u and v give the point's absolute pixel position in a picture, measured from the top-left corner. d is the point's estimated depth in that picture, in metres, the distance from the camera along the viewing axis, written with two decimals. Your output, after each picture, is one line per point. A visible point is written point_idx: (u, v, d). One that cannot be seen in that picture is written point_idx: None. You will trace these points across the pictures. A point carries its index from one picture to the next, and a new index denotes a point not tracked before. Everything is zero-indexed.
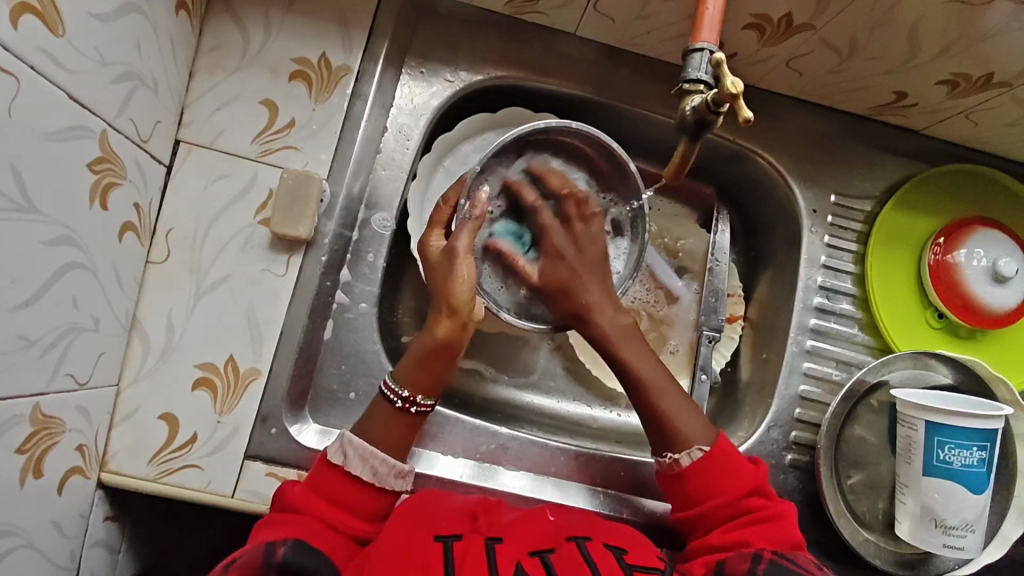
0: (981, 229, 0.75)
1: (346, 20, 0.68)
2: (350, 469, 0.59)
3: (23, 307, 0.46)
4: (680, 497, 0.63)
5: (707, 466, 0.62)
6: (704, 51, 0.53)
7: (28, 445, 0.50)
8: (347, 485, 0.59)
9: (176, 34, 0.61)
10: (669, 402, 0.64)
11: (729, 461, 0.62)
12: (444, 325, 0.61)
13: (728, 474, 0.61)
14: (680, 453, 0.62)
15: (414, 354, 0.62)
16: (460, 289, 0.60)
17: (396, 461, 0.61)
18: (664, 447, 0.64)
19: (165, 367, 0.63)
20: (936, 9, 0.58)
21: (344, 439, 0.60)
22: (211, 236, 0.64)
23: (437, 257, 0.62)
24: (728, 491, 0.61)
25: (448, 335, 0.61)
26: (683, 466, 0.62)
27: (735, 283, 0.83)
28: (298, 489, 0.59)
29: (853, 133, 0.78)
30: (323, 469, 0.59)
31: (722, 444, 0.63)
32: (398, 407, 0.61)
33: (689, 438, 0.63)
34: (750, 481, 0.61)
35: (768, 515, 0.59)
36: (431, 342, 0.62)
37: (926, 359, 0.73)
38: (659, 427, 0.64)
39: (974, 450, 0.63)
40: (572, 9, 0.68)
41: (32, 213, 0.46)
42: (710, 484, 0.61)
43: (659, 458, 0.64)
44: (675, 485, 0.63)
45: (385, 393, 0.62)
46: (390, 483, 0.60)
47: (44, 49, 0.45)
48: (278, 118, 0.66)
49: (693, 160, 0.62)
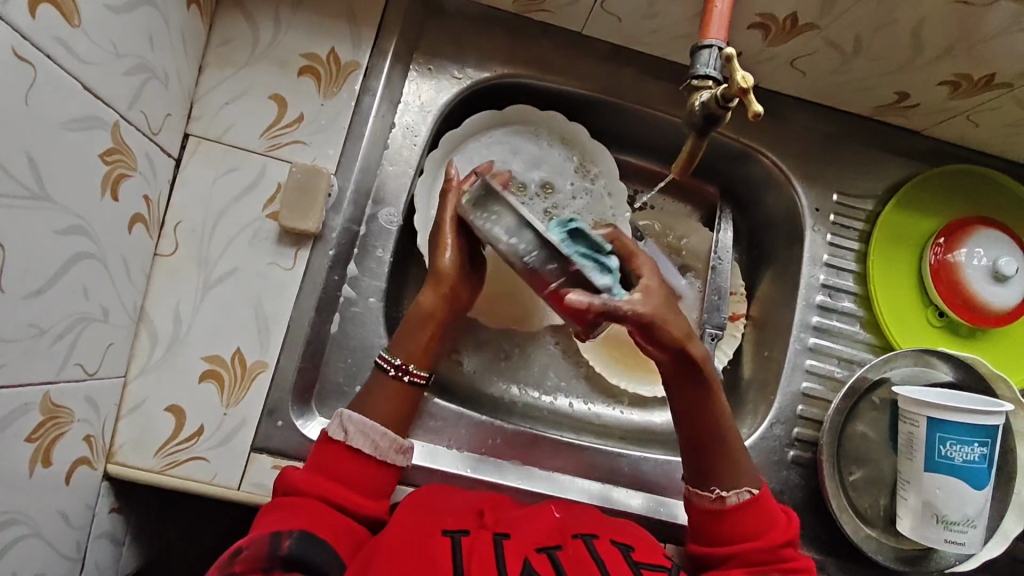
0: (982, 229, 0.75)
1: (355, 17, 0.69)
2: (353, 443, 0.60)
3: (35, 294, 0.47)
4: (712, 534, 0.62)
5: (751, 511, 0.62)
6: (713, 48, 0.53)
7: (38, 433, 0.50)
8: (352, 462, 0.59)
9: (187, 28, 0.62)
10: (734, 441, 0.65)
11: (771, 510, 0.62)
12: (429, 292, 0.65)
13: (767, 519, 0.62)
14: (728, 491, 0.62)
15: (404, 325, 0.65)
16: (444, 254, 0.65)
17: (396, 435, 0.62)
18: (713, 482, 0.63)
19: (172, 360, 0.63)
20: (939, 10, 0.59)
21: (345, 415, 0.61)
22: (220, 229, 0.65)
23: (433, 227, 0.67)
24: (766, 538, 0.60)
25: (432, 305, 0.65)
26: (727, 504, 0.62)
27: (738, 281, 0.83)
28: (302, 472, 0.59)
29: (855, 134, 0.79)
30: (324, 447, 0.60)
31: (765, 493, 0.64)
32: (390, 374, 0.63)
33: (740, 480, 0.63)
34: (789, 529, 0.61)
35: (801, 568, 0.59)
36: (414, 310, 0.65)
37: (928, 357, 0.73)
38: (715, 462, 0.64)
39: (975, 446, 0.64)
40: (579, 7, 0.69)
41: (45, 201, 0.46)
42: (747, 527, 0.61)
43: (701, 494, 0.63)
44: (711, 522, 0.63)
45: (379, 363, 0.64)
46: (391, 458, 0.61)
47: (60, 38, 0.45)
48: (287, 113, 0.67)
49: (701, 153, 0.57)
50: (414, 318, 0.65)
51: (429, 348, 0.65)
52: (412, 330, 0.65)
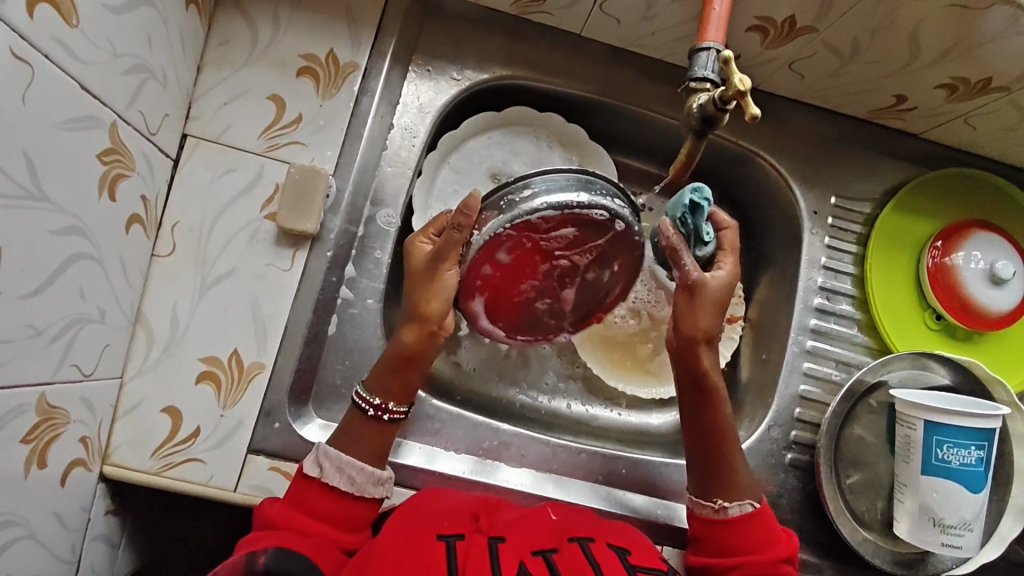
0: (978, 232, 0.76)
1: (353, 18, 0.69)
2: (328, 480, 0.59)
3: (31, 295, 0.46)
4: (715, 547, 0.62)
5: (752, 523, 0.61)
6: (711, 50, 0.53)
7: (33, 434, 0.50)
8: (328, 497, 0.59)
9: (186, 28, 0.61)
10: (736, 448, 0.64)
11: (770, 522, 0.62)
12: (414, 332, 0.62)
13: (769, 534, 0.61)
14: (731, 503, 0.62)
15: (384, 363, 0.63)
16: (434, 301, 0.62)
17: (374, 468, 0.61)
18: (715, 491, 0.63)
19: (169, 361, 0.63)
20: (937, 14, 0.59)
21: (320, 451, 0.61)
22: (217, 230, 0.64)
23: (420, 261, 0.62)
24: (767, 552, 0.60)
25: (415, 344, 0.62)
26: (730, 516, 0.62)
27: (736, 284, 0.83)
28: (278, 506, 0.58)
29: (853, 137, 0.79)
30: (301, 483, 0.59)
31: (768, 508, 0.63)
32: (369, 414, 0.62)
33: (741, 492, 0.63)
34: (789, 545, 0.61)
35: None
36: (396, 349, 0.63)
37: (924, 359, 0.73)
38: (717, 467, 0.64)
39: (972, 449, 0.64)
40: (578, 9, 0.69)
41: (42, 201, 0.46)
42: (750, 539, 0.61)
43: (704, 503, 0.63)
44: (714, 534, 0.62)
45: (356, 402, 0.63)
46: (369, 491, 0.60)
47: (58, 38, 0.45)
48: (285, 114, 0.67)
49: (699, 155, 0.58)
50: (395, 358, 0.63)
51: (410, 385, 0.64)
52: (393, 367, 0.63)
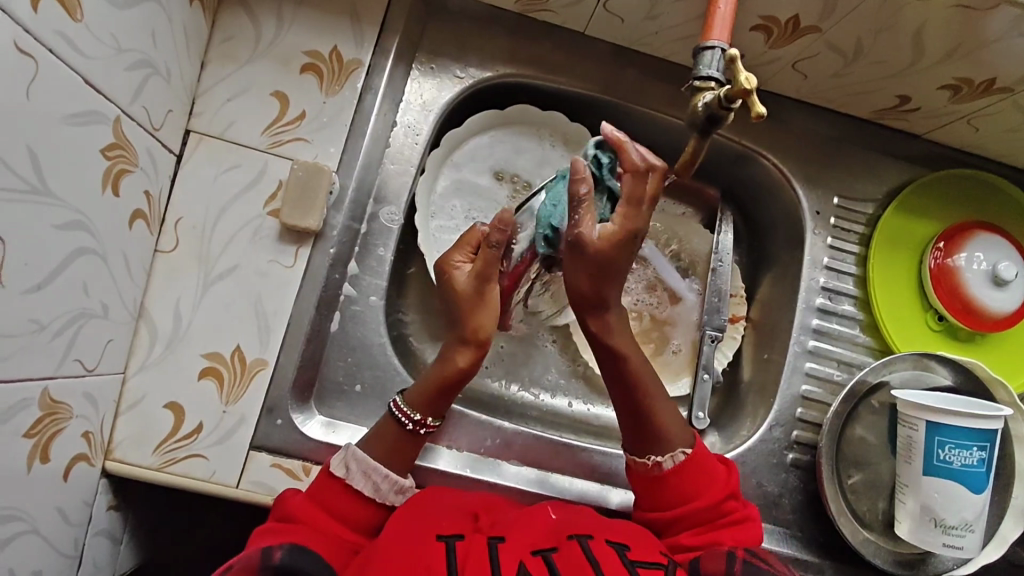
0: (981, 233, 0.76)
1: (357, 15, 0.69)
2: (353, 483, 0.61)
3: (35, 289, 0.46)
4: (656, 499, 0.64)
5: (689, 470, 0.63)
6: (716, 49, 0.53)
7: (37, 429, 0.50)
8: (348, 498, 0.60)
9: (190, 24, 0.61)
10: (659, 398, 0.65)
11: (707, 463, 0.64)
12: (467, 356, 0.64)
13: (705, 478, 0.63)
14: (663, 456, 0.64)
15: (429, 381, 0.64)
16: (487, 320, 0.64)
17: (397, 476, 0.62)
18: (648, 449, 0.64)
19: (172, 357, 0.63)
20: (940, 15, 0.59)
21: (348, 453, 0.62)
22: (220, 226, 0.65)
23: (465, 289, 0.63)
24: (708, 495, 0.62)
25: (469, 364, 0.64)
26: (664, 469, 0.64)
27: (738, 284, 0.83)
28: (299, 498, 0.59)
29: (856, 137, 0.79)
30: (325, 481, 0.61)
31: (699, 449, 0.65)
32: (407, 429, 0.63)
33: (672, 443, 0.64)
34: (728, 481, 0.64)
35: (742, 517, 0.62)
36: (445, 369, 0.64)
37: (926, 360, 0.74)
38: (645, 427, 0.64)
39: (974, 450, 0.64)
40: (582, 7, 0.69)
41: (46, 195, 0.46)
42: (688, 487, 0.63)
43: (639, 460, 0.65)
44: (653, 487, 0.64)
45: (394, 414, 0.64)
46: (391, 499, 0.62)
47: (62, 32, 0.45)
48: (289, 111, 0.67)
49: (704, 155, 0.57)
50: (443, 378, 0.64)
51: (450, 402, 0.65)
52: (437, 387, 0.64)
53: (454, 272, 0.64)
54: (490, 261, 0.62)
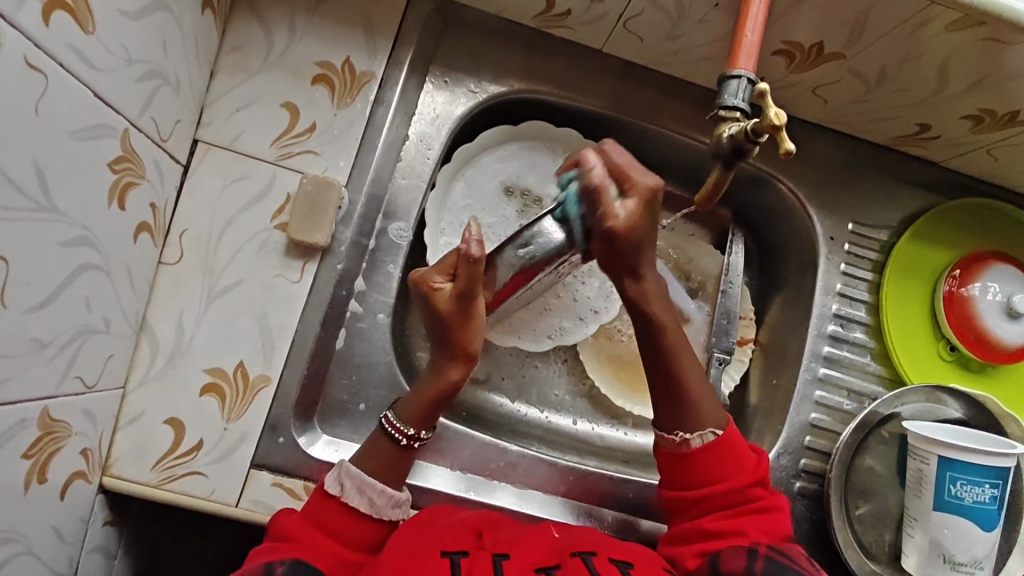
0: (996, 264, 0.75)
1: (371, 27, 0.67)
2: (347, 501, 0.59)
3: (38, 308, 0.45)
4: (681, 477, 0.62)
5: (717, 450, 0.62)
6: (742, 78, 0.52)
7: (34, 449, 0.48)
8: (344, 516, 0.59)
9: (200, 32, 0.60)
10: (693, 380, 0.63)
11: (737, 447, 0.62)
12: (459, 370, 0.64)
13: (734, 461, 0.62)
14: (692, 433, 0.62)
15: (423, 393, 0.64)
16: (476, 338, 0.63)
17: (392, 491, 0.61)
18: (678, 424, 0.62)
19: (173, 371, 0.62)
20: (967, 47, 0.58)
21: (342, 470, 0.60)
22: (226, 238, 0.63)
23: (446, 305, 0.61)
24: (734, 479, 0.61)
25: (459, 379, 0.64)
26: (693, 447, 0.62)
27: (747, 306, 0.82)
28: (294, 519, 0.58)
29: (874, 163, 0.78)
30: (318, 501, 0.59)
31: (731, 431, 0.63)
32: (401, 444, 0.62)
33: (704, 420, 0.62)
34: (757, 469, 0.62)
35: (767, 506, 0.61)
36: (439, 386, 0.63)
37: (938, 394, 0.73)
38: (678, 404, 0.62)
39: (986, 487, 0.63)
40: (601, 24, 0.68)
41: (51, 212, 0.44)
42: (714, 469, 0.61)
43: (667, 436, 0.63)
44: (679, 465, 0.63)
45: (386, 428, 0.62)
46: (386, 513, 0.61)
47: (73, 46, 0.43)
48: (299, 122, 0.65)
49: (727, 185, 0.56)
50: (435, 389, 0.63)
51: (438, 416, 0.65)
52: (427, 400, 0.63)
53: (434, 292, 0.61)
54: (471, 279, 0.59)
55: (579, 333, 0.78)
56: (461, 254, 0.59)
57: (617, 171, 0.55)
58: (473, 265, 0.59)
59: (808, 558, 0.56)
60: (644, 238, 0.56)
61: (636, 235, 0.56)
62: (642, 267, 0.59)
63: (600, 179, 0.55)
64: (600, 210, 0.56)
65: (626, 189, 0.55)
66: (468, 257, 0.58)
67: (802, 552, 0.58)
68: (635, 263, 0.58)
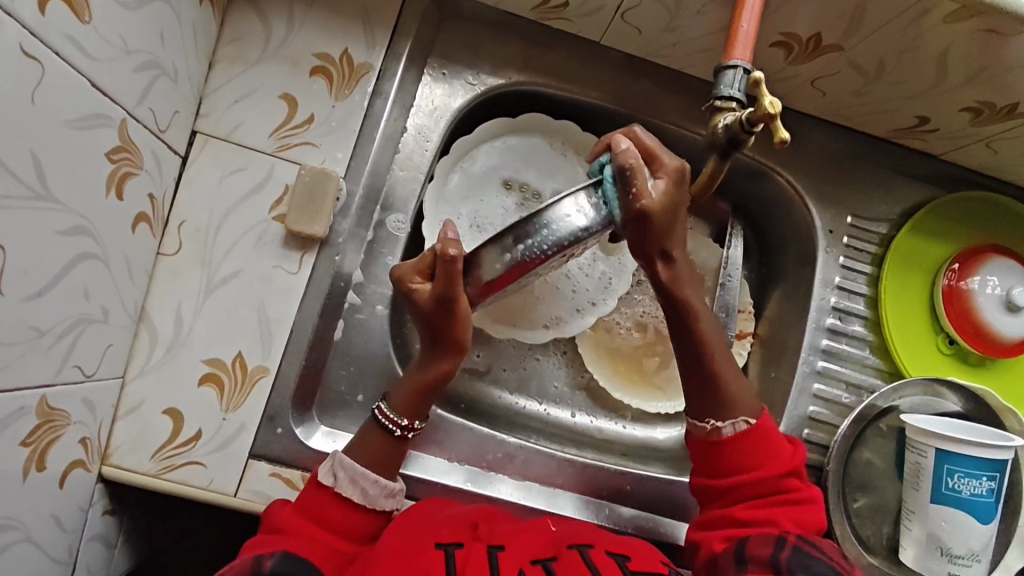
0: (996, 258, 0.75)
1: (369, 19, 0.67)
2: (341, 490, 0.60)
3: (35, 297, 0.45)
4: (713, 466, 0.62)
5: (751, 437, 0.61)
6: (738, 69, 0.52)
7: (33, 437, 0.49)
8: (338, 507, 0.59)
9: (199, 23, 0.60)
10: (728, 371, 0.63)
11: (771, 435, 0.62)
12: (451, 362, 0.64)
13: (768, 448, 0.61)
14: (725, 422, 0.61)
15: (414, 383, 0.64)
16: (464, 330, 0.62)
17: (385, 480, 0.62)
18: (709, 412, 0.62)
19: (171, 362, 0.62)
20: (965, 38, 0.58)
21: (336, 460, 0.61)
22: (225, 229, 0.63)
23: (427, 304, 0.60)
24: (770, 466, 0.60)
25: (450, 371, 0.64)
26: (725, 435, 0.62)
27: (746, 299, 0.82)
28: (287, 511, 0.58)
29: (873, 156, 0.78)
30: (313, 490, 0.60)
31: (765, 419, 0.63)
32: (395, 435, 0.63)
33: (736, 409, 0.62)
34: (790, 458, 0.62)
35: (799, 498, 0.60)
36: (427, 376, 0.64)
37: (936, 386, 0.73)
38: (712, 394, 0.62)
39: (983, 480, 0.63)
40: (599, 16, 0.68)
41: (48, 201, 0.45)
42: (749, 457, 0.61)
43: (699, 424, 0.62)
44: (712, 452, 0.62)
45: (380, 421, 0.63)
46: (381, 504, 0.61)
47: (69, 35, 0.44)
48: (297, 114, 0.65)
49: (722, 177, 0.56)
50: (425, 381, 0.64)
51: (431, 405, 0.65)
52: (421, 391, 0.64)
53: (414, 294, 0.60)
54: (450, 275, 0.58)
55: (577, 325, 0.78)
56: (437, 253, 0.58)
57: (641, 152, 0.57)
58: (449, 262, 0.57)
59: (838, 550, 0.55)
60: (675, 210, 0.56)
61: (670, 203, 0.55)
62: (672, 248, 0.58)
63: (627, 150, 0.54)
64: (631, 185, 0.53)
65: (654, 170, 0.57)
66: (445, 255, 0.57)
67: (833, 545, 0.56)
68: (667, 244, 0.58)
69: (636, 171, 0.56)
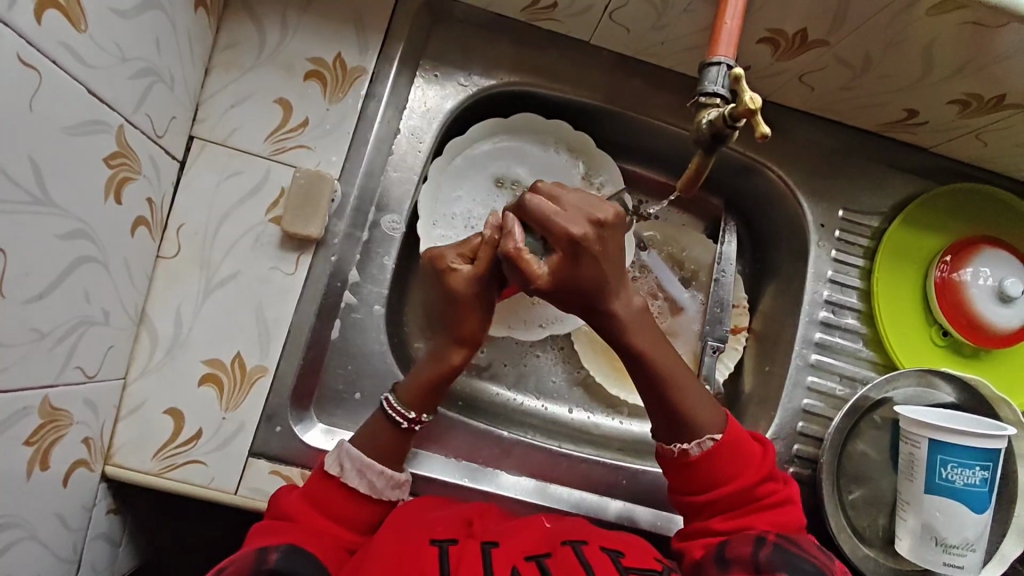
0: (988, 249, 0.75)
1: (361, 23, 0.68)
2: (348, 480, 0.60)
3: (36, 299, 0.47)
4: (687, 483, 0.62)
5: (716, 456, 0.61)
6: (721, 66, 0.53)
7: (37, 437, 0.50)
8: (343, 497, 0.60)
9: (194, 30, 0.61)
10: (692, 392, 0.62)
11: (742, 445, 0.62)
12: (459, 354, 0.64)
13: (737, 462, 0.61)
14: (691, 443, 0.61)
15: (420, 377, 0.64)
16: (469, 322, 0.63)
17: (392, 471, 0.62)
18: (675, 436, 0.62)
19: (172, 363, 0.63)
20: (949, 31, 0.58)
21: (342, 450, 0.62)
22: (222, 232, 0.65)
23: (462, 288, 0.61)
24: (741, 479, 0.61)
25: (459, 362, 0.64)
26: (692, 456, 0.61)
27: (740, 294, 0.83)
28: (294, 498, 0.59)
29: (864, 150, 0.78)
30: (322, 482, 0.61)
31: (732, 428, 0.62)
32: (403, 427, 0.63)
33: (698, 430, 0.61)
34: (764, 464, 0.62)
35: (778, 501, 0.60)
36: (438, 367, 0.64)
37: (930, 377, 0.73)
38: (676, 415, 0.61)
39: (976, 469, 0.63)
40: (588, 16, 0.69)
41: (47, 206, 0.46)
42: (717, 473, 0.61)
43: (666, 448, 0.63)
44: (682, 472, 0.62)
45: (386, 411, 0.63)
46: (387, 494, 0.62)
47: (65, 44, 0.45)
48: (292, 117, 0.66)
49: (709, 172, 0.57)
50: (434, 374, 0.64)
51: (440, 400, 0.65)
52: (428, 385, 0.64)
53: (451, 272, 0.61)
54: (494, 259, 0.60)
55: (572, 323, 0.79)
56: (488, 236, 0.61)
57: (537, 222, 0.57)
58: (511, 238, 0.56)
59: (818, 546, 0.56)
60: (585, 285, 0.57)
61: (568, 280, 0.56)
62: (612, 300, 0.59)
63: (566, 194, 0.57)
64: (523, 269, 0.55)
65: (601, 200, 0.58)
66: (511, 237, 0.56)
67: (814, 541, 0.57)
68: (596, 300, 0.58)
69: (534, 244, 0.57)
